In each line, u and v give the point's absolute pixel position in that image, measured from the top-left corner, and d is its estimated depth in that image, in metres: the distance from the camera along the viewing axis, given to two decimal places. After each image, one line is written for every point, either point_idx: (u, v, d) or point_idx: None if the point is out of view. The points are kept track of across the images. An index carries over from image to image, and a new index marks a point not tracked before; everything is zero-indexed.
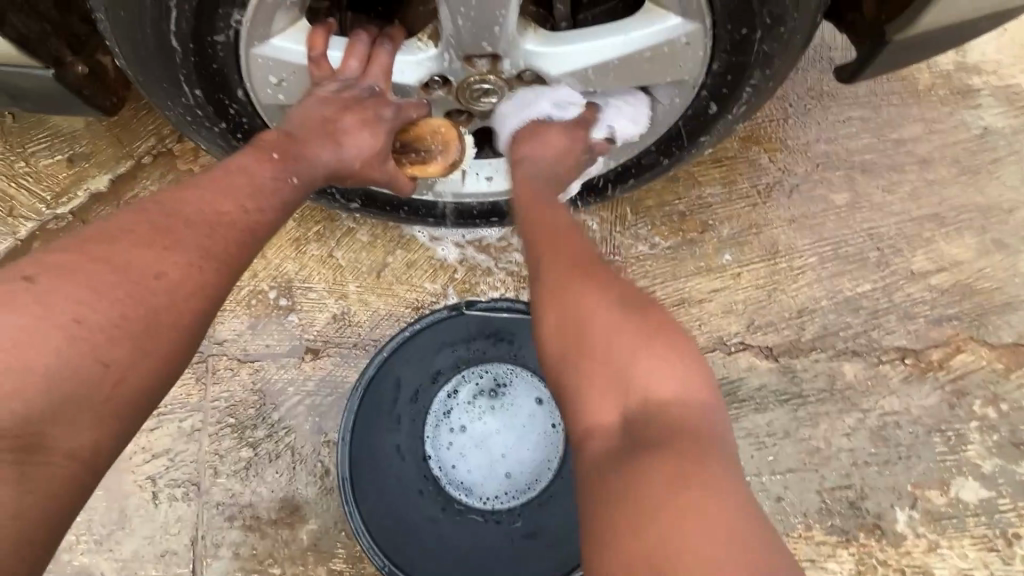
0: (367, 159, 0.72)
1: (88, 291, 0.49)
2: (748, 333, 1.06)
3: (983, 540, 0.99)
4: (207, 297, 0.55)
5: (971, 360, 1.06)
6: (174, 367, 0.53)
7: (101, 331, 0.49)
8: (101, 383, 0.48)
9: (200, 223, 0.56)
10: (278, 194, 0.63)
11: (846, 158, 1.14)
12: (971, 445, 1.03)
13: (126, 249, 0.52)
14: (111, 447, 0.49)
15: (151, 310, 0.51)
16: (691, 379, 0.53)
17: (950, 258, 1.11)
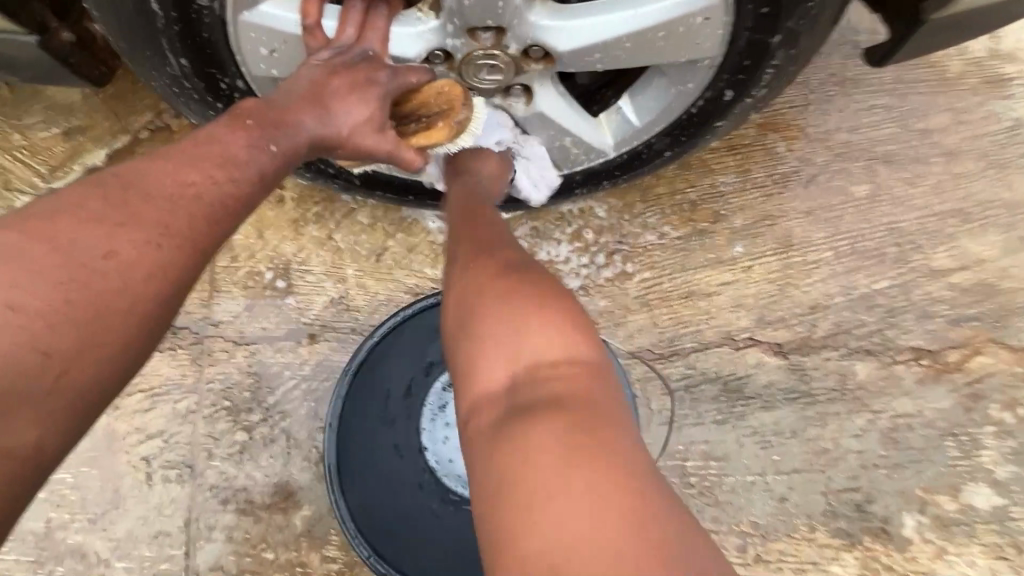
0: (356, 126, 0.66)
1: (28, 274, 0.46)
2: (758, 329, 1.02)
3: (993, 548, 0.96)
4: (167, 276, 0.51)
5: (990, 363, 1.02)
6: (128, 353, 0.50)
7: (45, 316, 0.45)
8: (43, 374, 0.45)
9: (161, 198, 0.53)
10: (253, 165, 0.59)
11: (868, 148, 1.09)
12: (985, 450, 0.99)
13: (75, 226, 0.49)
14: (55, 448, 0.45)
15: (102, 292, 0.48)
16: (572, 325, 0.51)
17: (973, 256, 1.06)
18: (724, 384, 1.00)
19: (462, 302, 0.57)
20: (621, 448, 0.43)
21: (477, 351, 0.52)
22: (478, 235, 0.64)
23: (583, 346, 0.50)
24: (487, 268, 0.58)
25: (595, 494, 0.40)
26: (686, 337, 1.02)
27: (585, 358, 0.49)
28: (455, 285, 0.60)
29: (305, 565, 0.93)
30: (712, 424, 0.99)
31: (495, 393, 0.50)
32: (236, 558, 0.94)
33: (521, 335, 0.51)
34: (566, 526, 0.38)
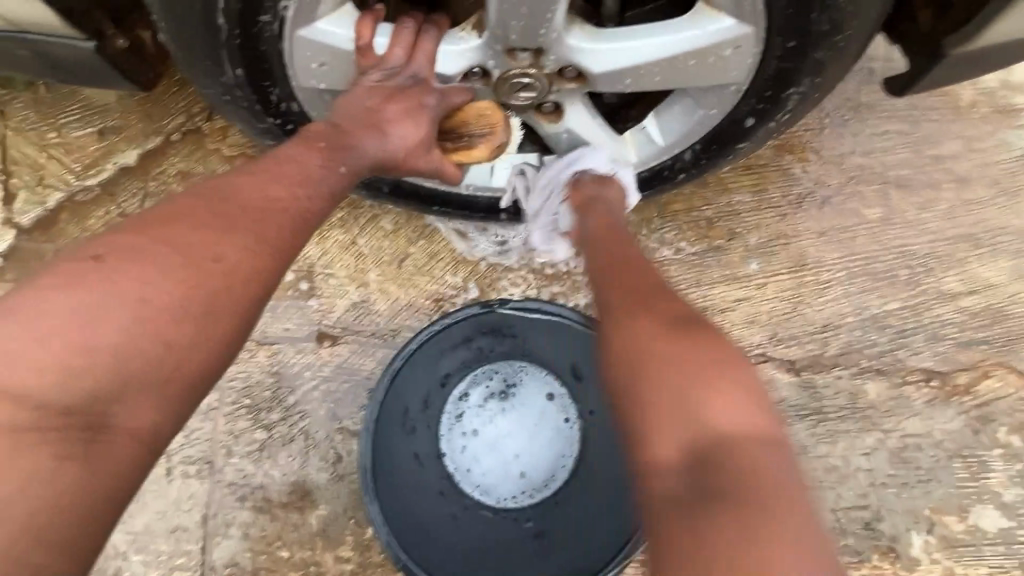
0: (411, 149, 0.70)
1: (153, 272, 0.49)
2: (770, 345, 1.04)
3: (1000, 569, 0.97)
4: (260, 281, 0.54)
5: (999, 386, 1.04)
6: (230, 348, 0.52)
7: (163, 311, 0.49)
8: (162, 365, 0.48)
9: (255, 209, 0.56)
10: (326, 184, 0.62)
11: (881, 172, 1.11)
12: (993, 473, 1.00)
13: (186, 232, 0.52)
14: (169, 431, 0.49)
15: (210, 292, 0.51)
16: (759, 415, 0.49)
17: (983, 280, 1.08)
18: None
19: (627, 347, 0.55)
20: (815, 552, 0.41)
21: (646, 410, 0.51)
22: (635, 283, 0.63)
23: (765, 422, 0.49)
24: (646, 322, 0.56)
25: None
26: None
27: (768, 435, 0.48)
28: (612, 336, 0.57)
29: (319, 564, 0.95)
30: None
31: (666, 458, 0.48)
32: (251, 555, 0.95)
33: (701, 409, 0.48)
34: None
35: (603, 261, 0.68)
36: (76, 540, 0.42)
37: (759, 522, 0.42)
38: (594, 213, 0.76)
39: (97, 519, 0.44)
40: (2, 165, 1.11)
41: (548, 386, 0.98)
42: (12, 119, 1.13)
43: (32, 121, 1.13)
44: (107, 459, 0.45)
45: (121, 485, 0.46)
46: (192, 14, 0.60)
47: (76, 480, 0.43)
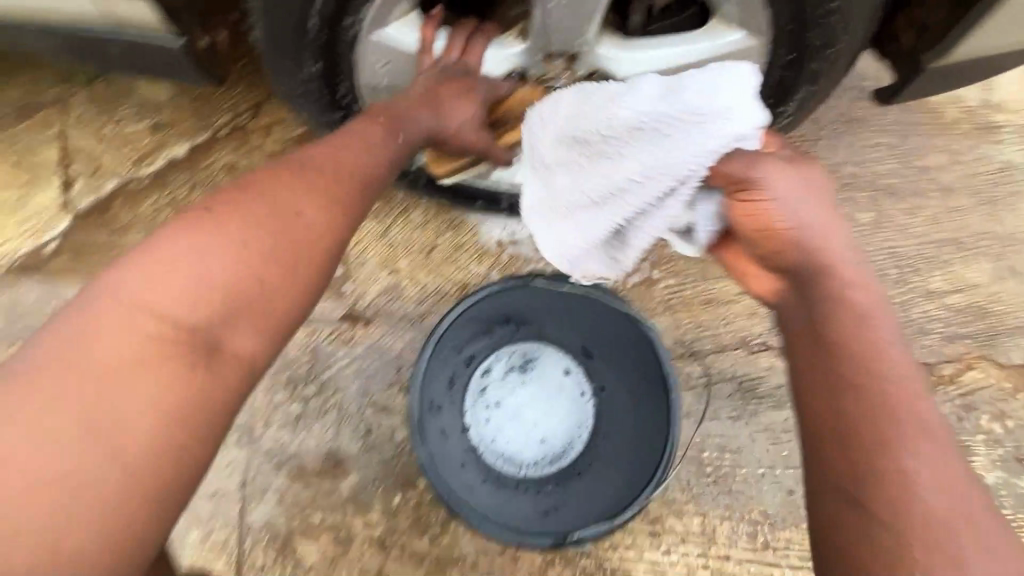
0: (462, 126, 0.78)
1: (252, 222, 0.58)
2: (772, 335, 1.12)
3: None
4: (336, 237, 0.62)
5: (981, 377, 1.12)
6: (312, 290, 0.61)
7: (261, 257, 0.57)
8: (259, 300, 0.57)
9: (329, 174, 0.64)
10: (384, 154, 0.70)
11: (872, 180, 1.21)
12: (976, 456, 1.08)
13: (276, 190, 0.60)
14: (264, 356, 0.58)
15: (295, 242, 0.59)
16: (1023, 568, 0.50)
17: (966, 280, 1.17)
18: (738, 384, 1.10)
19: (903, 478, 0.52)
20: None
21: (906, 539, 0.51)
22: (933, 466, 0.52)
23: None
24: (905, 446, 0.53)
25: None
26: (705, 339, 1.12)
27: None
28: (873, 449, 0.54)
29: (348, 528, 1.01)
30: (727, 419, 1.08)
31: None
32: (286, 518, 1.01)
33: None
34: None
35: (857, 370, 0.57)
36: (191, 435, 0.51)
37: None
38: (813, 267, 0.62)
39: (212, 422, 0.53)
40: (63, 155, 1.20)
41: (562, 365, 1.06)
42: (72, 114, 1.22)
43: (90, 116, 1.22)
44: (218, 374, 0.54)
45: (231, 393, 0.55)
46: (283, 27, 0.70)
47: (199, 387, 0.53)
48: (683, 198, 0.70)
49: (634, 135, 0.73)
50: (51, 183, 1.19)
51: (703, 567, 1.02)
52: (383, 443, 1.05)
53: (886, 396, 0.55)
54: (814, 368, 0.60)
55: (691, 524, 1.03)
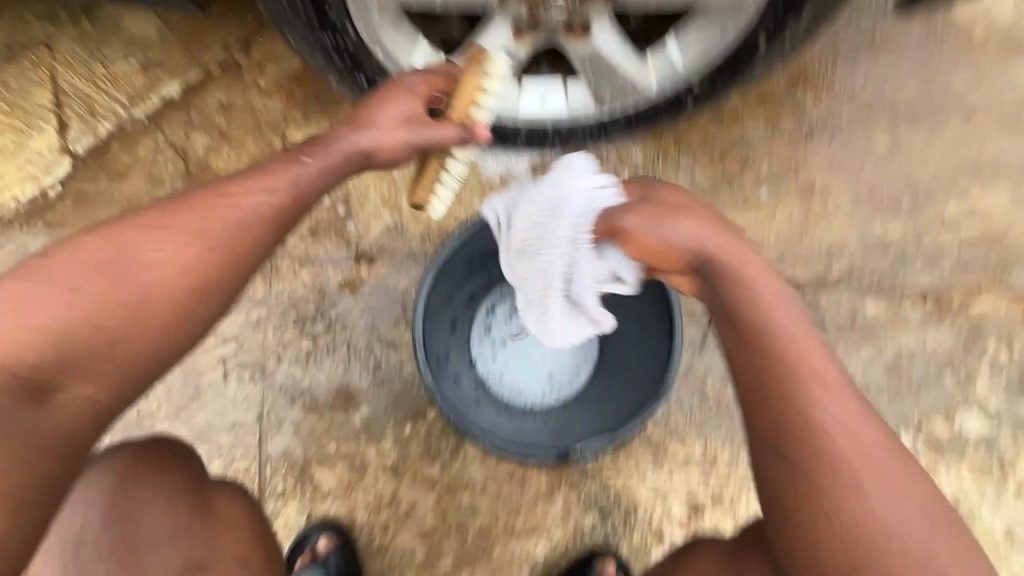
0: (393, 129, 0.75)
1: (95, 269, 0.60)
2: (777, 266, 1.12)
3: (980, 466, 1.05)
4: (201, 273, 0.64)
5: (991, 305, 1.10)
6: (169, 331, 0.62)
7: (100, 301, 0.59)
8: (99, 344, 0.58)
9: (194, 211, 0.66)
10: (268, 180, 0.70)
11: (891, 104, 1.16)
12: (979, 382, 1.08)
13: (130, 234, 0.63)
14: (109, 401, 0.58)
15: (142, 285, 0.61)
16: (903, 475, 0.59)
17: (982, 207, 1.14)
18: None
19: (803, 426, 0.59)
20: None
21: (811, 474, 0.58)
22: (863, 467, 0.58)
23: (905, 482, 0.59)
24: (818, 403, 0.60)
25: None
26: None
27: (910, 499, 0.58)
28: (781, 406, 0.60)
29: (362, 456, 1.06)
30: None
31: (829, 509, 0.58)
32: (303, 447, 1.06)
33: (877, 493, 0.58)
34: None
35: (766, 339, 0.62)
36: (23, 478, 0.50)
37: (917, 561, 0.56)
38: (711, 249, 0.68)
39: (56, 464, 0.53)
40: (56, 97, 1.18)
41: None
42: (61, 54, 1.18)
43: (79, 55, 1.18)
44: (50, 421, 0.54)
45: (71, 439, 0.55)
46: None
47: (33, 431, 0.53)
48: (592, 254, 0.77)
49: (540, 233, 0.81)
50: (47, 126, 1.17)
51: (704, 489, 1.05)
52: (393, 376, 1.07)
53: (795, 362, 0.61)
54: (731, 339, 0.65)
55: (693, 450, 1.06)
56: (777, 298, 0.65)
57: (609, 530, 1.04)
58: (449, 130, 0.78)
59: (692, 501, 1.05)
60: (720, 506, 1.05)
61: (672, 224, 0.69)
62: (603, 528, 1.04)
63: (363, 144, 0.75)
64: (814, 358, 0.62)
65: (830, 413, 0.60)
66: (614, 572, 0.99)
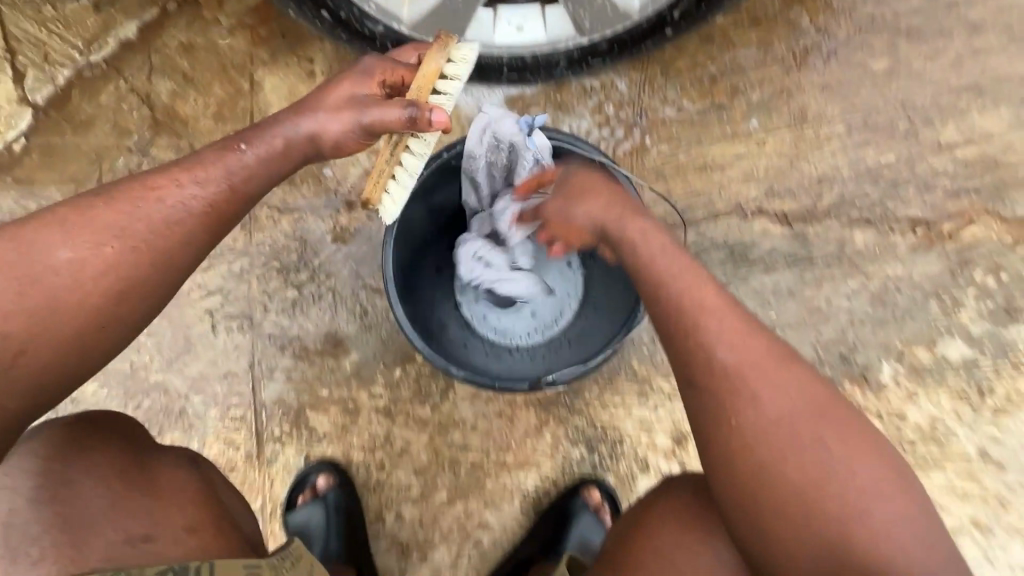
0: (328, 117, 0.71)
1: (2, 272, 0.57)
2: (766, 199, 1.10)
3: (959, 391, 1.07)
4: (121, 275, 0.61)
5: (982, 233, 1.09)
6: (88, 337, 0.60)
7: (5, 307, 0.56)
8: (4, 351, 0.55)
9: (117, 206, 0.63)
10: (201, 172, 0.67)
11: (891, 21, 1.10)
12: (964, 309, 1.08)
13: (43, 233, 0.60)
14: (12, 408, 0.56)
15: (56, 289, 0.58)
16: (804, 396, 0.65)
17: (980, 131, 1.10)
18: (729, 250, 1.09)
19: (708, 366, 0.66)
20: (847, 480, 0.62)
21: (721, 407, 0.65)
22: (784, 428, 0.63)
23: (806, 402, 0.65)
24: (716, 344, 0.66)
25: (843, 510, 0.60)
26: (698, 207, 1.10)
27: (813, 415, 0.64)
28: (686, 353, 0.68)
29: (355, 400, 1.08)
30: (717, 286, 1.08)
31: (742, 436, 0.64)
32: (296, 394, 1.08)
33: (781, 414, 0.64)
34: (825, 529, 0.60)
35: (666, 294, 0.71)
36: None
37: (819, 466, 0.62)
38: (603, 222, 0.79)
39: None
40: (3, 42, 1.10)
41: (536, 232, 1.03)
42: None
43: None
44: None
45: None
46: None
47: None
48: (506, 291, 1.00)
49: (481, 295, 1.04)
50: (0, 73, 1.10)
51: (688, 421, 1.08)
52: (380, 322, 1.08)
53: (692, 311, 0.69)
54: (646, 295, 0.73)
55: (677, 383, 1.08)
56: (663, 252, 0.74)
57: (596, 461, 1.08)
58: (396, 112, 0.67)
59: (677, 432, 1.08)
60: None
61: (575, 206, 0.80)
62: (590, 460, 1.08)
63: (308, 130, 0.71)
64: (705, 300, 0.69)
65: (733, 362, 0.66)
66: (601, 499, 1.04)
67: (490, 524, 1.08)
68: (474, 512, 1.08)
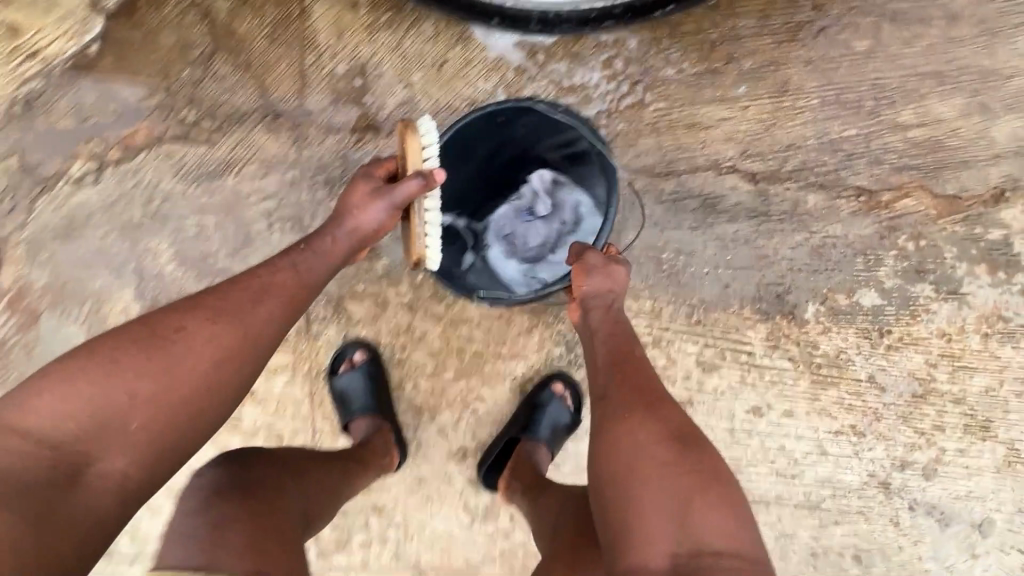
0: (360, 219, 0.99)
1: (128, 355, 0.79)
2: (740, 159, 1.29)
3: (863, 330, 1.35)
4: (218, 345, 0.84)
5: (913, 205, 1.30)
6: (191, 398, 0.81)
7: (132, 381, 0.77)
8: (134, 412, 0.77)
9: (209, 299, 0.87)
10: (274, 275, 0.93)
11: (880, 5, 1.24)
12: (883, 267, 1.32)
13: (157, 320, 0.84)
14: (130, 466, 0.76)
15: (170, 360, 0.80)
16: (688, 430, 0.88)
17: (935, 115, 1.27)
18: (702, 200, 1.30)
19: (621, 392, 0.91)
20: (709, 495, 0.81)
21: (625, 422, 0.87)
22: (669, 446, 0.84)
23: (690, 433, 0.87)
24: (627, 382, 0.92)
25: (700, 517, 0.79)
26: (682, 161, 1.29)
27: (693, 442, 0.86)
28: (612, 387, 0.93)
29: (384, 295, 1.34)
30: (688, 229, 1.31)
31: (638, 444, 0.84)
32: (337, 287, 1.34)
33: (667, 434, 0.86)
34: (683, 526, 0.78)
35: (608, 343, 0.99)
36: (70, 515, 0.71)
37: (689, 481, 0.81)
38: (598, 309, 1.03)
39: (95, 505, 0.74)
40: None
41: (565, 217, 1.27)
42: None
43: None
44: (86, 484, 0.73)
45: (104, 495, 0.74)
46: None
47: (70, 492, 0.72)
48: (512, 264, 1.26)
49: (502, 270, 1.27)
50: None
51: (650, 336, 1.34)
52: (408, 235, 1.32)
53: (621, 358, 0.97)
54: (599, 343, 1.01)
55: (643, 304, 1.33)
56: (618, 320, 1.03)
57: (572, 358, 1.38)
58: (412, 181, 0.95)
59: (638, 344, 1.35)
60: (658, 346, 1.35)
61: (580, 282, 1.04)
62: (567, 357, 1.38)
63: (352, 225, 0.99)
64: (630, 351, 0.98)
65: (645, 390, 0.91)
66: (564, 390, 1.36)
67: (485, 399, 1.39)
68: (474, 388, 1.39)
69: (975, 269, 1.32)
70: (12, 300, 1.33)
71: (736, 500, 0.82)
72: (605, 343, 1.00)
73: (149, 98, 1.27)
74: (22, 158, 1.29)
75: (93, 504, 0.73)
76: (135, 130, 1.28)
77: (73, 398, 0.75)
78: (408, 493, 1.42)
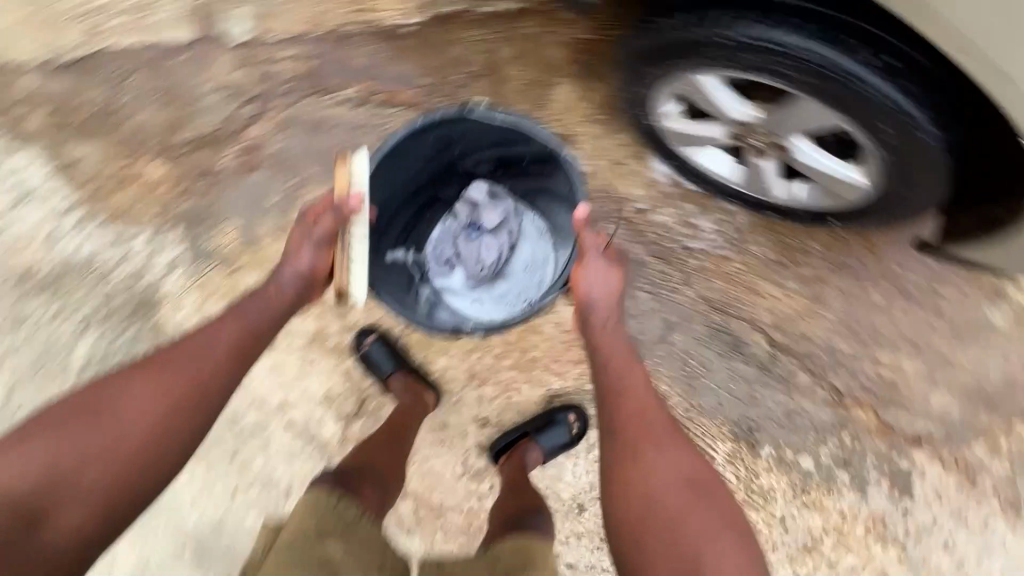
0: (297, 265, 1.30)
1: (87, 422, 1.09)
2: (769, 327, 1.80)
3: (792, 482, 1.82)
4: (165, 394, 1.13)
5: (862, 417, 1.81)
6: (140, 440, 1.10)
7: (87, 442, 1.07)
8: (88, 462, 1.06)
9: (161, 361, 1.17)
10: (221, 332, 1.23)
11: (902, 282, 1.76)
12: (825, 447, 1.81)
13: (110, 387, 1.13)
14: (88, 506, 1.05)
15: (118, 421, 1.09)
16: (683, 449, 1.22)
17: (903, 368, 1.79)
18: (732, 340, 1.81)
19: (638, 424, 1.24)
20: (700, 505, 1.15)
21: (641, 451, 1.20)
22: (672, 469, 1.18)
23: (686, 454, 1.22)
24: (643, 412, 1.25)
25: (698, 517, 1.12)
26: (732, 307, 1.81)
27: (688, 461, 1.21)
28: (625, 416, 1.25)
29: None
30: (715, 353, 1.82)
31: (651, 468, 1.18)
32: None
33: (671, 458, 1.20)
34: (686, 531, 1.11)
35: (625, 378, 1.30)
36: (46, 543, 1.02)
37: (688, 493, 1.16)
38: (611, 328, 1.35)
39: (65, 536, 1.04)
40: None
41: (508, 224, 1.76)
42: None
43: None
44: (53, 519, 1.03)
45: (73, 525, 1.05)
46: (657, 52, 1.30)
47: (41, 532, 1.02)
48: (463, 275, 1.76)
49: (453, 286, 1.77)
50: None
51: None
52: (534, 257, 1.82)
53: (632, 391, 1.28)
54: (615, 374, 1.30)
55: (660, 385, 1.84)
56: (629, 354, 1.34)
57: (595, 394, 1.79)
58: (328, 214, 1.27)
59: None
60: None
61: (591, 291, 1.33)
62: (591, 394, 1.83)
63: (291, 267, 1.30)
64: (639, 381, 1.30)
65: (654, 419, 1.25)
66: (575, 419, 1.76)
67: (520, 392, 1.80)
68: (516, 381, 1.80)
69: (881, 480, 1.81)
70: (246, 149, 1.75)
71: (722, 507, 1.17)
72: (617, 375, 1.30)
73: (422, 78, 1.74)
74: (316, 66, 1.74)
75: (59, 539, 1.03)
76: (401, 92, 1.75)
77: (35, 459, 1.04)
78: (430, 428, 1.81)
